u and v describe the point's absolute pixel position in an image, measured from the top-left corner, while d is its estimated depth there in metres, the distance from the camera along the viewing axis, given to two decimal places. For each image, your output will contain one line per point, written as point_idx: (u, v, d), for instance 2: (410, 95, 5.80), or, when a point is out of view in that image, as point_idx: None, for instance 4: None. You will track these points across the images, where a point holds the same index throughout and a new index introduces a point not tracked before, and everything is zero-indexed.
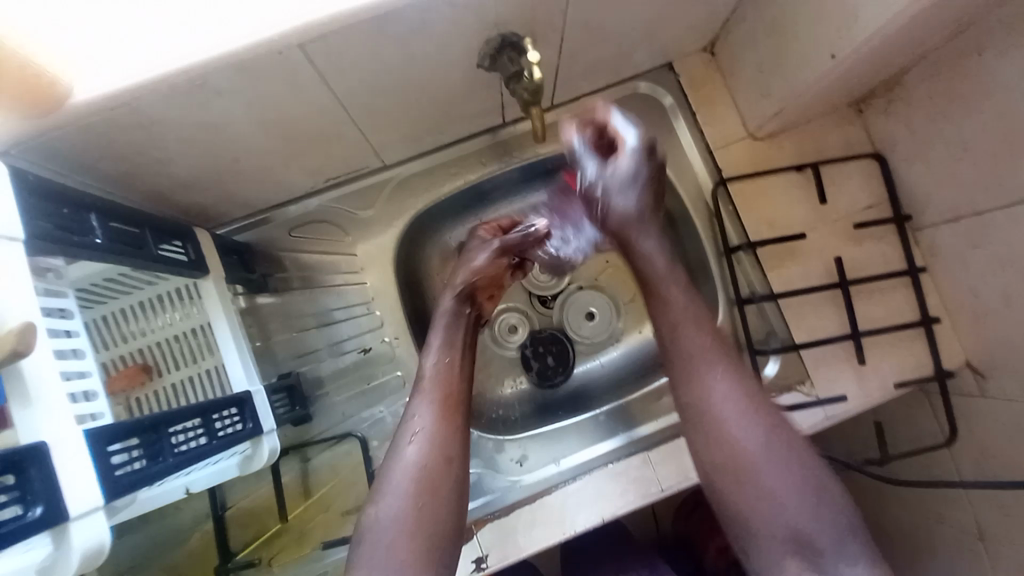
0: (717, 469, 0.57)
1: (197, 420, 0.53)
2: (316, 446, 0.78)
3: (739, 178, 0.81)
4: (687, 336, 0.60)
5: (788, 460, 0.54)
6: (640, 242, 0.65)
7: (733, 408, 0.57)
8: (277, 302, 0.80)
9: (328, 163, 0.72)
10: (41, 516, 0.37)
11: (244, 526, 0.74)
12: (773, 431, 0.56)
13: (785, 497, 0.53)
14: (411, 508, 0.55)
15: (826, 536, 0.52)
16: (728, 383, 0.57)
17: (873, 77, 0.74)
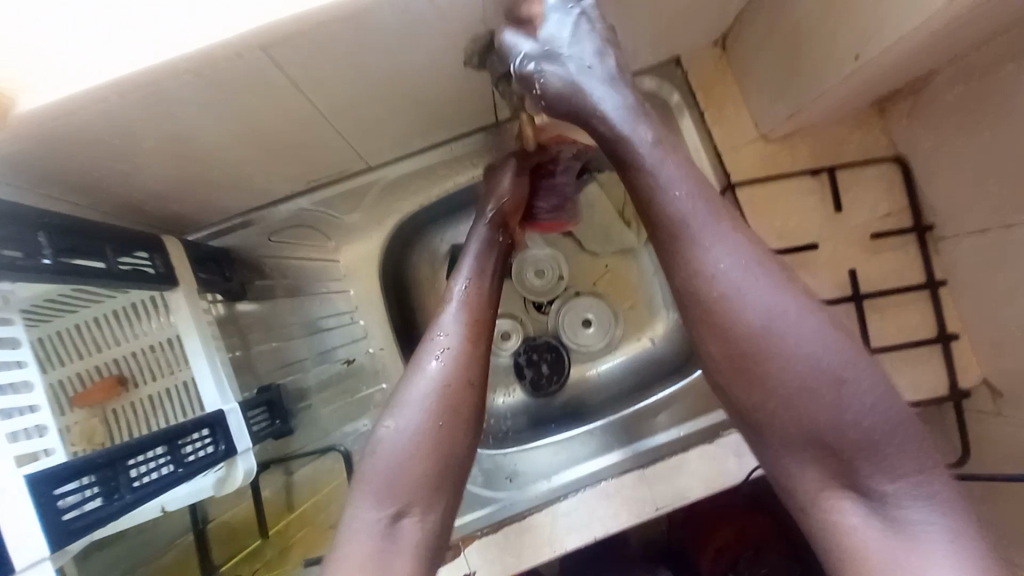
0: (757, 399, 0.44)
1: (162, 447, 0.51)
2: (298, 459, 0.77)
3: (749, 183, 0.75)
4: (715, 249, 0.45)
5: (812, 332, 0.43)
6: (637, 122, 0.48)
7: (786, 330, 0.43)
8: (259, 309, 0.77)
9: (309, 168, 0.67)
10: None
11: (226, 541, 0.73)
12: (792, 298, 0.43)
13: (809, 383, 0.42)
14: (425, 427, 0.52)
15: (866, 434, 0.41)
16: (731, 250, 0.44)
17: (900, 77, 0.68)
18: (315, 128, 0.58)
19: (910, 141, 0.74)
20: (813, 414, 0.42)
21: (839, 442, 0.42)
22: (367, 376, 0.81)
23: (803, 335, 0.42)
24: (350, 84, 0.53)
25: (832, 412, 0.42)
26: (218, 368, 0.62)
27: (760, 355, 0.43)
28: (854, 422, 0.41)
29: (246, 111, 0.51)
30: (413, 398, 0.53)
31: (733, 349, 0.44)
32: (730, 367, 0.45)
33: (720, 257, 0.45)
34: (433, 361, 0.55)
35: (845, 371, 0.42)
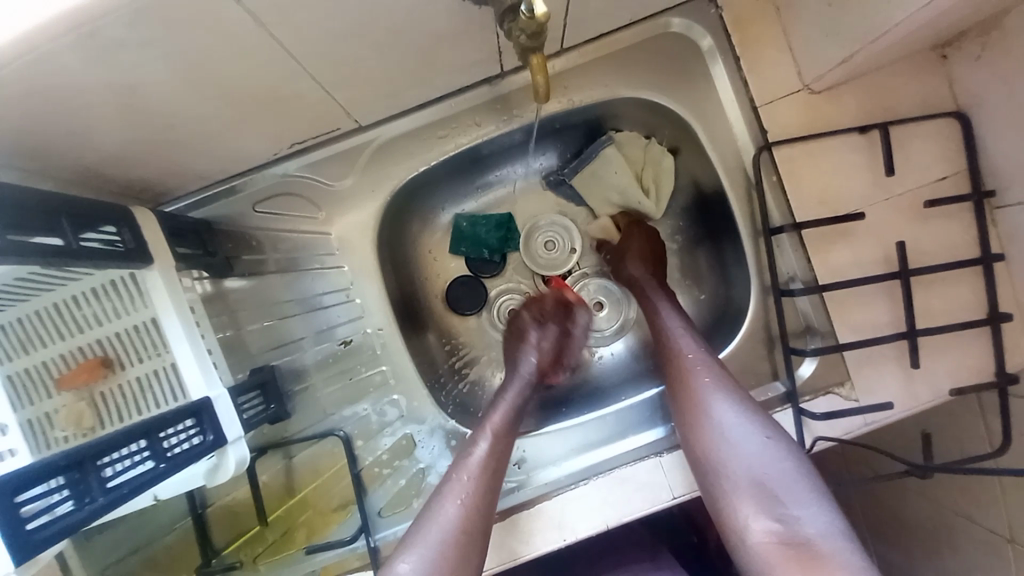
0: (694, 464, 0.59)
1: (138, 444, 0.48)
2: (298, 443, 0.72)
3: (789, 142, 0.66)
4: (707, 384, 0.61)
5: (741, 405, 0.59)
6: (658, 303, 0.74)
7: (720, 397, 0.60)
8: (249, 286, 0.70)
9: (288, 127, 0.60)
10: None
11: (226, 526, 0.70)
12: (719, 371, 0.63)
13: (739, 444, 0.56)
14: (438, 572, 0.52)
15: (781, 481, 0.52)
16: (672, 309, 0.72)
17: (974, 13, 0.58)
18: (284, 76, 0.50)
19: (977, 92, 0.64)
20: (728, 441, 0.57)
21: (768, 484, 0.53)
22: (365, 356, 0.76)
23: (734, 417, 0.58)
24: (320, 22, 0.45)
25: (740, 447, 0.56)
26: (202, 349, 0.58)
27: (693, 406, 0.61)
28: (750, 454, 0.55)
29: (202, 58, 0.44)
30: (427, 537, 0.55)
31: (694, 429, 0.60)
32: (684, 419, 0.61)
33: (702, 376, 0.62)
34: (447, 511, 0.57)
35: (753, 416, 0.58)
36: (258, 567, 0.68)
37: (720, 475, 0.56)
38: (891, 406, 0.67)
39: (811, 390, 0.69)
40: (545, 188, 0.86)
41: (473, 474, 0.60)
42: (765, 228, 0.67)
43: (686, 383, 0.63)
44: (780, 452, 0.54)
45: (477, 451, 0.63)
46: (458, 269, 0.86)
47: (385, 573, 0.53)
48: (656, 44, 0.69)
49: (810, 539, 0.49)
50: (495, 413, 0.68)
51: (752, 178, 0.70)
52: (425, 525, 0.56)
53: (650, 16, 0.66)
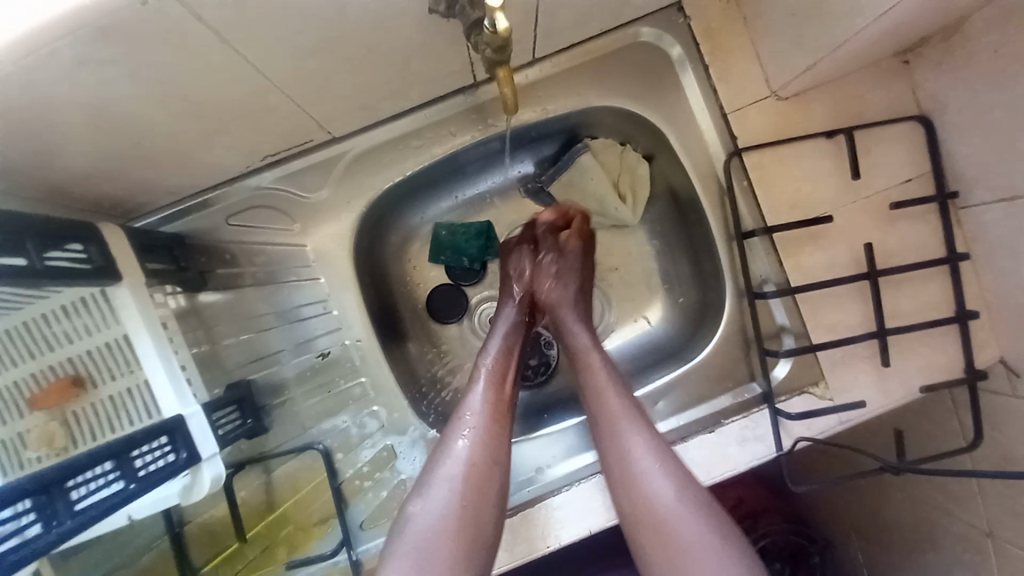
0: (634, 537, 0.57)
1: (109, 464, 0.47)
2: (277, 458, 0.72)
3: (759, 148, 0.67)
4: (631, 435, 0.60)
5: (682, 483, 0.56)
6: (569, 322, 0.72)
7: (648, 463, 0.58)
8: (225, 300, 0.70)
9: (260, 141, 0.59)
10: None
11: (206, 543, 0.69)
12: (653, 439, 0.59)
13: (683, 528, 0.54)
14: (457, 509, 0.55)
15: (727, 573, 0.52)
16: (598, 353, 0.67)
17: (932, 20, 0.59)
18: (253, 90, 0.50)
19: (939, 97, 0.66)
20: (665, 515, 0.55)
21: None
22: (344, 369, 0.76)
23: (663, 482, 0.56)
24: (288, 37, 0.45)
25: (681, 523, 0.54)
26: (175, 367, 0.57)
27: (630, 478, 0.58)
28: (692, 531, 0.54)
29: (167, 74, 0.44)
30: (441, 477, 0.57)
31: (634, 501, 0.57)
32: (621, 495, 0.58)
33: (629, 433, 0.60)
34: (455, 453, 0.58)
35: (686, 491, 0.56)
36: None
37: (667, 549, 0.54)
38: (864, 404, 0.68)
39: (787, 391, 0.70)
40: (524, 196, 0.86)
41: (474, 419, 0.61)
42: (737, 233, 0.69)
43: (615, 448, 0.60)
44: (713, 533, 0.54)
45: (476, 392, 0.64)
46: (437, 279, 0.86)
47: (405, 514, 0.56)
48: (627, 53, 0.70)
49: None
50: (490, 351, 0.68)
51: (724, 184, 0.71)
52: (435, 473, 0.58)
53: (619, 26, 0.67)
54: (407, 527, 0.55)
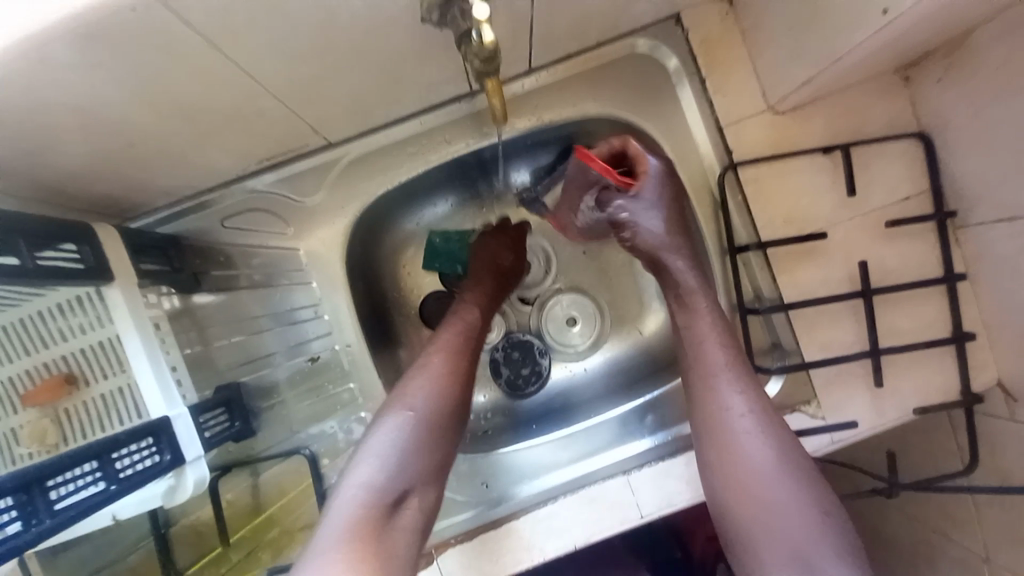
0: (723, 502, 0.59)
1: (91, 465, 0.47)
2: (266, 461, 0.72)
3: (754, 162, 0.67)
4: (725, 392, 0.60)
5: (785, 457, 0.57)
6: (670, 261, 0.67)
7: (744, 425, 0.59)
8: (217, 301, 0.68)
9: (256, 144, 0.60)
10: None
11: (190, 544, 0.69)
12: (760, 409, 0.59)
13: (776, 494, 0.56)
14: (426, 428, 0.59)
15: (820, 546, 0.54)
16: (708, 308, 0.64)
17: (931, 37, 0.59)
18: (249, 93, 0.51)
19: (938, 114, 0.66)
20: (758, 475, 0.57)
21: (805, 549, 0.54)
22: (334, 373, 0.78)
23: (759, 448, 0.58)
24: (283, 42, 0.46)
25: (772, 489, 0.56)
26: (163, 369, 0.57)
27: (726, 439, 0.59)
28: (778, 501, 0.56)
29: (160, 77, 0.44)
30: (413, 391, 0.61)
31: (724, 457, 0.59)
32: (704, 434, 0.61)
33: (726, 397, 0.60)
34: (422, 389, 0.61)
35: (789, 461, 0.57)
36: None
37: (753, 514, 0.57)
38: (856, 424, 0.67)
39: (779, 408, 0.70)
40: (519, 205, 0.86)
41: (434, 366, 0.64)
42: (730, 248, 0.68)
43: (712, 408, 0.61)
44: (810, 506, 0.56)
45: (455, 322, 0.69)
46: (432, 284, 0.87)
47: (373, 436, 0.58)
48: (624, 63, 0.70)
49: None
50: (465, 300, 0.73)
51: (718, 198, 0.71)
52: (397, 407, 0.60)
53: (619, 36, 0.68)
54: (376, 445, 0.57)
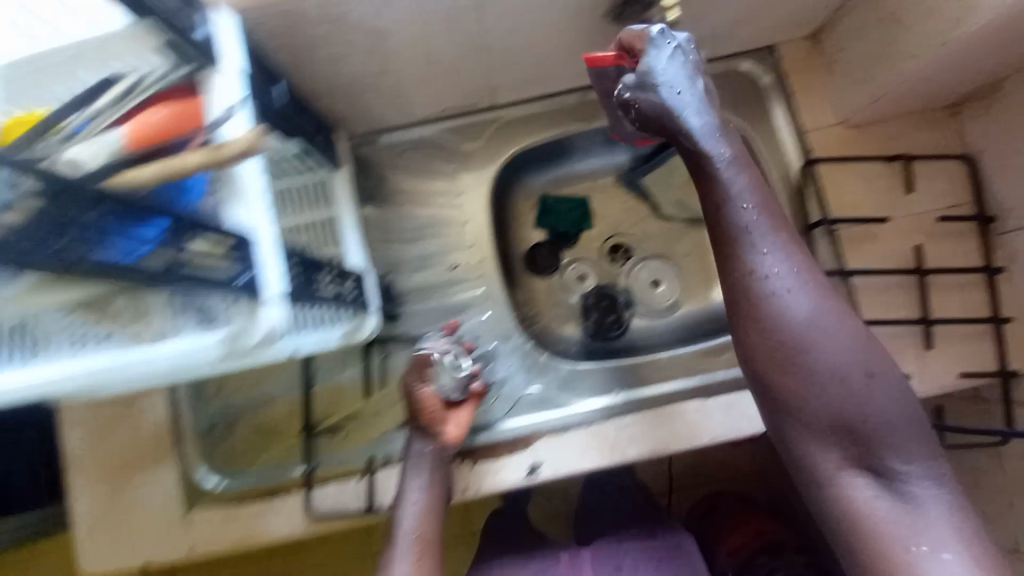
0: (788, 410, 0.54)
1: (331, 275, 0.64)
2: (397, 344, 0.88)
3: (830, 160, 0.82)
4: (765, 257, 0.54)
5: (841, 331, 0.53)
6: (689, 127, 0.58)
7: (794, 298, 0.54)
8: (382, 215, 0.88)
9: (448, 94, 0.81)
10: (245, 283, 0.46)
11: (325, 405, 0.85)
12: (803, 268, 0.55)
13: (832, 360, 0.52)
14: (421, 523, 0.67)
15: (877, 416, 0.52)
16: (743, 175, 0.56)
17: (974, 78, 0.76)
18: (465, 52, 0.71)
19: (981, 139, 0.81)
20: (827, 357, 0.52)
21: (859, 429, 0.52)
22: (464, 284, 0.89)
23: (811, 314, 0.53)
24: (507, 17, 0.65)
25: (825, 348, 0.52)
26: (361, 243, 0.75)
27: (750, 313, 0.54)
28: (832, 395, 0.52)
29: (423, 28, 0.64)
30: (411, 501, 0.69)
31: (775, 335, 0.53)
32: (738, 313, 0.55)
33: (755, 251, 0.55)
34: (411, 504, 0.69)
35: (831, 312, 0.54)
36: (345, 442, 0.84)
37: (804, 392, 0.53)
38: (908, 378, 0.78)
39: None
40: (618, 184, 1.01)
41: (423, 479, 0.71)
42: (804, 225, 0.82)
43: (746, 278, 0.54)
44: (872, 361, 0.53)
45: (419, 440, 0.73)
46: (537, 237, 1.02)
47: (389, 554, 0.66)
48: (725, 77, 0.90)
49: (916, 507, 0.50)
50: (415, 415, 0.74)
51: (795, 185, 0.85)
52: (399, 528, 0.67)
53: (721, 57, 0.88)
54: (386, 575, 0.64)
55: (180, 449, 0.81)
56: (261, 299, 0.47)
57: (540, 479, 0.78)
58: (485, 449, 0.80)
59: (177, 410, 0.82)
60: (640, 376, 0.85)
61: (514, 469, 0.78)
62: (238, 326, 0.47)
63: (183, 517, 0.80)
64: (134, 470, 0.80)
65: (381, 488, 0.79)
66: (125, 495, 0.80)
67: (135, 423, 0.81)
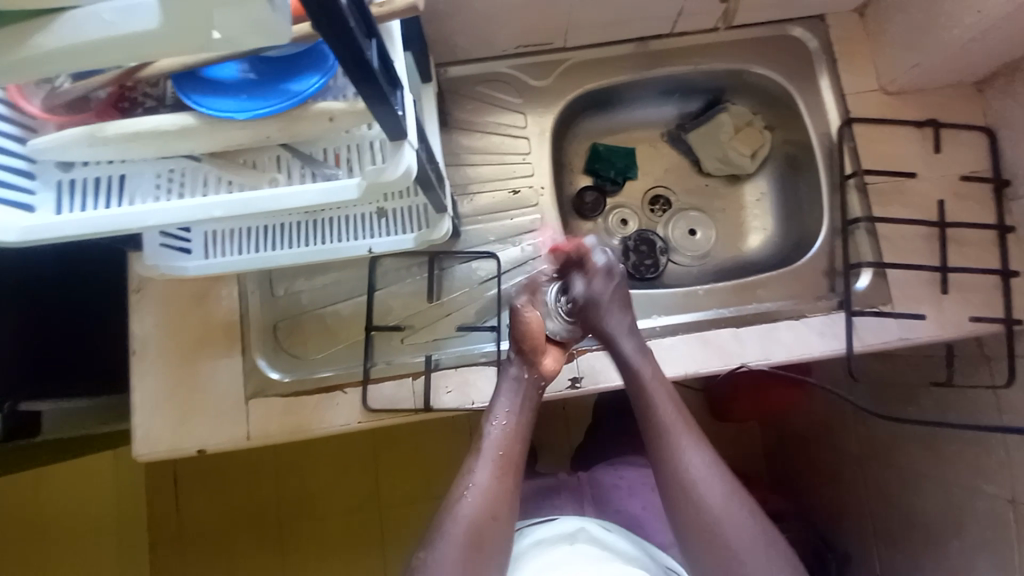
0: (693, 511, 0.68)
1: (428, 161, 0.69)
2: (453, 258, 0.90)
3: (866, 120, 0.92)
4: (672, 413, 0.74)
5: (726, 474, 0.71)
6: (626, 345, 0.78)
7: (713, 490, 0.69)
8: (450, 137, 0.96)
9: (531, 28, 0.89)
10: (399, 121, 0.50)
11: (386, 309, 0.89)
12: (713, 464, 0.71)
13: (723, 496, 0.69)
14: (509, 433, 0.73)
15: (754, 557, 0.67)
16: (650, 364, 0.77)
17: (998, 57, 0.85)
18: None
19: (1002, 115, 0.89)
20: (727, 536, 0.67)
21: (740, 557, 0.67)
22: (526, 206, 0.95)
23: (723, 502, 0.69)
24: None
25: (730, 523, 0.67)
26: (439, 150, 0.80)
27: (673, 437, 0.72)
28: (728, 511, 0.68)
29: None
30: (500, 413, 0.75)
31: (688, 509, 0.69)
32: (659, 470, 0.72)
33: (679, 443, 0.72)
34: (494, 427, 0.73)
35: (735, 502, 0.69)
36: (404, 344, 0.87)
37: (700, 492, 0.69)
38: (923, 317, 0.86)
39: (864, 301, 0.88)
40: (663, 139, 1.12)
41: (507, 406, 0.75)
42: (841, 175, 0.91)
43: (667, 448, 0.72)
44: (748, 510, 0.69)
45: (512, 363, 0.78)
46: (584, 183, 1.10)
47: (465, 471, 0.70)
48: (778, 40, 0.98)
49: None
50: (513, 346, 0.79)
51: (835, 141, 0.94)
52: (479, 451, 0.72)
53: (776, 21, 0.97)
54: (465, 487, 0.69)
55: (244, 341, 0.86)
56: (405, 139, 0.53)
57: (585, 389, 0.85)
58: None
59: (246, 304, 0.87)
60: (679, 305, 0.91)
61: (558, 377, 0.85)
62: (382, 165, 0.53)
63: (243, 405, 0.84)
64: (201, 356, 0.85)
65: (436, 387, 0.84)
66: (190, 380, 0.84)
67: (206, 312, 0.86)
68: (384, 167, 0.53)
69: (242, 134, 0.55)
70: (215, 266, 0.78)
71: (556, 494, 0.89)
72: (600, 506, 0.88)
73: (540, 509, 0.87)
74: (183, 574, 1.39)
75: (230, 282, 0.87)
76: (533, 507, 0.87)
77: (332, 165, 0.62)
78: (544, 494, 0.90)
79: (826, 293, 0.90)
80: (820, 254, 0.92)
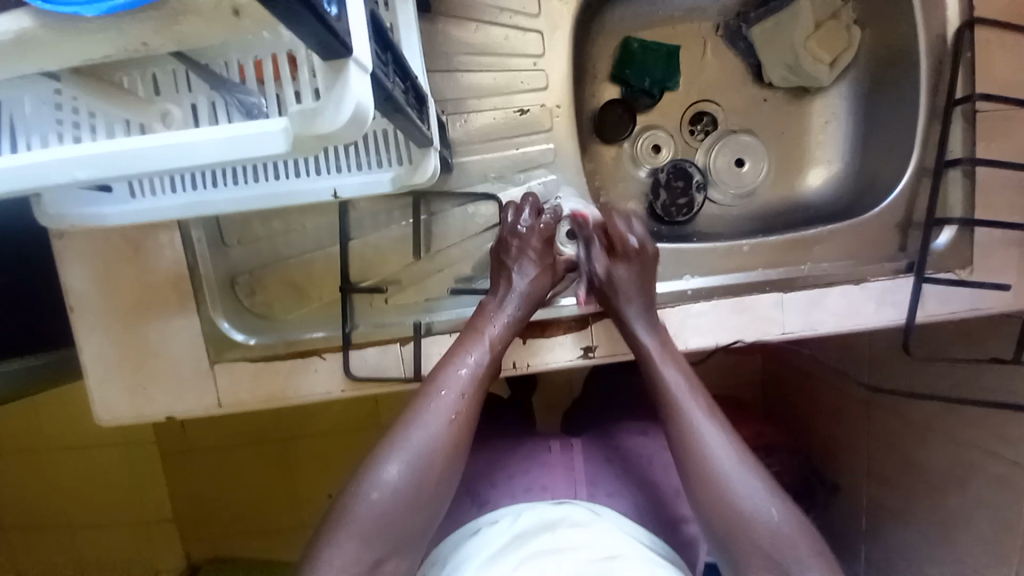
0: (705, 490, 0.59)
1: (400, 79, 0.49)
2: (442, 200, 0.73)
3: (994, 22, 0.67)
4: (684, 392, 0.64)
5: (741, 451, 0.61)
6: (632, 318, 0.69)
7: (720, 451, 0.60)
8: (433, 30, 0.72)
9: None
10: (336, 19, 0.31)
11: (364, 264, 0.73)
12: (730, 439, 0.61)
13: (736, 475, 0.59)
14: (461, 397, 0.62)
15: (778, 536, 0.56)
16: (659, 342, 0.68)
17: None
18: None
19: None
20: (735, 502, 0.58)
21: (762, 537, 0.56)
22: (536, 131, 0.74)
23: (731, 463, 0.59)
24: None
25: (745, 499, 0.58)
26: (416, 54, 0.57)
27: (682, 401, 0.63)
28: (738, 477, 0.59)
29: None
30: (454, 377, 0.63)
31: (695, 476, 0.60)
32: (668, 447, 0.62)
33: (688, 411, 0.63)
34: (470, 364, 0.64)
35: (751, 470, 0.59)
36: (388, 306, 0.74)
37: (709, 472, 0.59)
38: (1008, 288, 0.71)
39: (937, 265, 0.73)
40: (717, 35, 0.87)
41: (490, 346, 0.66)
42: (948, 100, 0.69)
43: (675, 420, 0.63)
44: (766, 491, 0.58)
45: (489, 321, 0.67)
46: (609, 94, 0.87)
47: (429, 399, 0.61)
48: None
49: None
50: (488, 318, 0.68)
51: (946, 50, 0.70)
52: (449, 383, 0.62)
53: None
54: (423, 415, 0.60)
55: (198, 300, 0.72)
56: (350, 61, 0.34)
57: (597, 360, 0.74)
58: (543, 324, 0.74)
59: (191, 256, 0.71)
60: (717, 262, 0.76)
61: (566, 348, 0.74)
62: (316, 103, 0.35)
63: (207, 371, 0.73)
64: (149, 314, 0.72)
65: (428, 355, 0.73)
66: (138, 343, 0.72)
67: (145, 264, 0.71)
68: (318, 110, 0.35)
69: (98, 43, 0.35)
70: (142, 213, 0.60)
71: (547, 471, 0.77)
72: (594, 486, 0.75)
73: (528, 490, 0.74)
74: (191, 490, 1.43)
75: (167, 227, 0.70)
76: (518, 487, 0.75)
77: (255, 95, 0.42)
78: (532, 470, 0.78)
79: (894, 253, 0.74)
80: (896, 204, 0.74)
